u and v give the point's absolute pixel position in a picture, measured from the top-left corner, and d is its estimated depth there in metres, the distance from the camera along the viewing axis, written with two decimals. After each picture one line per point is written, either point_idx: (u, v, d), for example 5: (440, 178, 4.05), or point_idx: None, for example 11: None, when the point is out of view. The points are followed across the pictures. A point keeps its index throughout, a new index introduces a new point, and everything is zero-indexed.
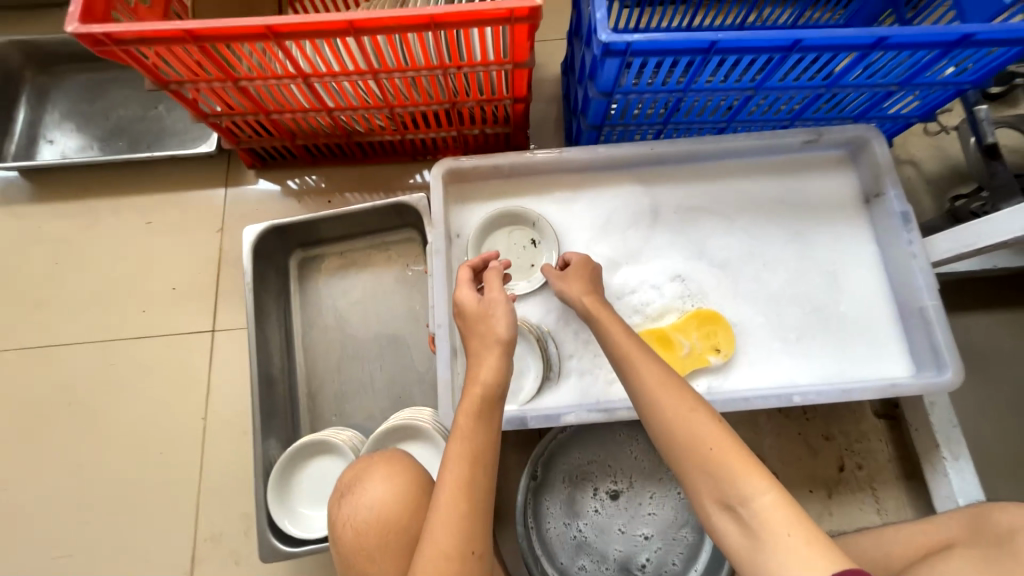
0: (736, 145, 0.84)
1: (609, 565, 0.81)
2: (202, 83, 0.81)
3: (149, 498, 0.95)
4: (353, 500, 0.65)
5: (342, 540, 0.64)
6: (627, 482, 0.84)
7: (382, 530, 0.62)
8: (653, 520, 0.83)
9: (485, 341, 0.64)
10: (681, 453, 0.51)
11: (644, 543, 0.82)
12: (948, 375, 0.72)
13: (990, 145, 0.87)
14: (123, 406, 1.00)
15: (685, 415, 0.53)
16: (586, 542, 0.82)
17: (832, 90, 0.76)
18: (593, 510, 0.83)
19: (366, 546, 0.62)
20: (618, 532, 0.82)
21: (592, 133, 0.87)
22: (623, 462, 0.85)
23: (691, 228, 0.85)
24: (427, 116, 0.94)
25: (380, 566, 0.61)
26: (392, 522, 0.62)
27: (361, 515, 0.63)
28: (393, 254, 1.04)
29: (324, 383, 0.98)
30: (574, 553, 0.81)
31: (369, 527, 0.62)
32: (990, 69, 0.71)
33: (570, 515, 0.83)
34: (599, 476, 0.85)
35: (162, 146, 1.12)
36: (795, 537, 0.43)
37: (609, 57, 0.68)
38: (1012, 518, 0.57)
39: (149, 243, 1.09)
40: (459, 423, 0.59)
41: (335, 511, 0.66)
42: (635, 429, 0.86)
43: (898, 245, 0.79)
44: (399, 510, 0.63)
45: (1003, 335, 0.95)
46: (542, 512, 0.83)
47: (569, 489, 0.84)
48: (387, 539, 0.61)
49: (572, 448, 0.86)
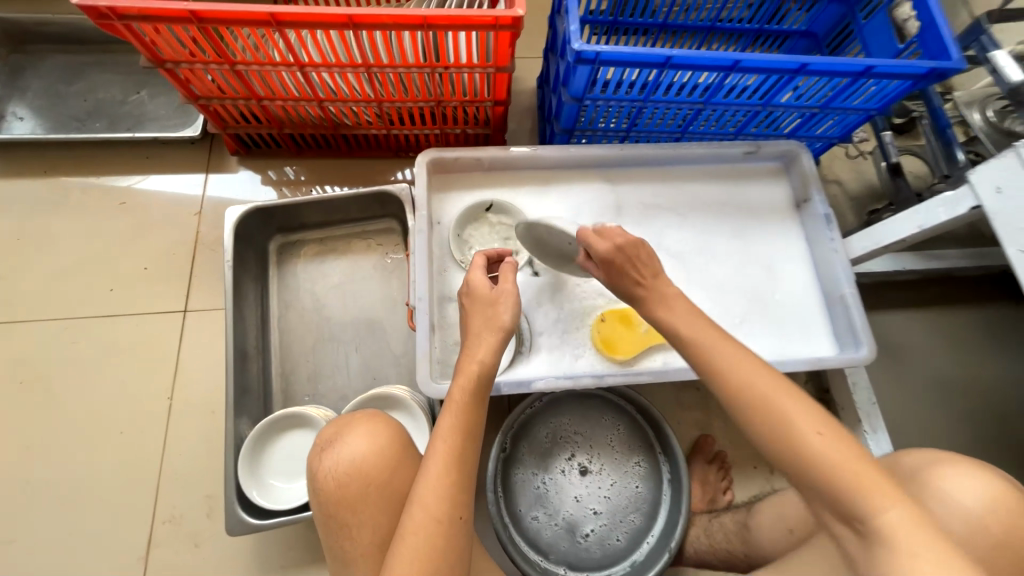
0: (688, 153, 0.96)
1: (557, 523, 0.87)
2: (199, 64, 0.85)
3: (105, 479, 0.92)
4: (334, 454, 0.67)
5: (323, 492, 0.66)
6: (591, 456, 0.91)
7: (365, 481, 0.65)
8: (608, 500, 0.88)
9: (489, 323, 0.69)
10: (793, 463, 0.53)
11: (592, 516, 0.87)
12: (864, 352, 0.84)
13: (894, 163, 1.03)
14: (82, 385, 0.97)
15: (798, 426, 0.53)
16: (543, 495, 0.88)
17: (767, 108, 0.89)
18: (560, 471, 0.90)
19: (348, 497, 0.64)
20: (573, 497, 0.88)
21: (565, 135, 0.97)
22: (591, 438, 0.92)
23: (651, 223, 0.95)
24: (413, 113, 1.01)
25: (361, 516, 0.64)
26: (375, 474, 0.65)
27: (342, 467, 0.65)
28: (373, 243, 1.08)
29: (298, 364, 1.00)
30: (531, 503, 0.87)
31: (351, 479, 0.65)
32: (890, 98, 0.86)
33: (539, 467, 0.90)
34: (566, 449, 0.91)
35: (142, 129, 1.12)
36: (919, 556, 0.45)
37: (580, 64, 0.78)
38: (918, 460, 0.66)
39: (123, 223, 1.08)
40: (455, 396, 0.64)
41: (315, 465, 0.68)
42: (623, 414, 0.93)
43: (823, 242, 0.92)
44: (382, 463, 0.66)
45: (912, 329, 1.10)
46: (516, 458, 0.90)
47: (536, 458, 0.90)
48: (370, 489, 0.64)
49: (544, 422, 0.92)
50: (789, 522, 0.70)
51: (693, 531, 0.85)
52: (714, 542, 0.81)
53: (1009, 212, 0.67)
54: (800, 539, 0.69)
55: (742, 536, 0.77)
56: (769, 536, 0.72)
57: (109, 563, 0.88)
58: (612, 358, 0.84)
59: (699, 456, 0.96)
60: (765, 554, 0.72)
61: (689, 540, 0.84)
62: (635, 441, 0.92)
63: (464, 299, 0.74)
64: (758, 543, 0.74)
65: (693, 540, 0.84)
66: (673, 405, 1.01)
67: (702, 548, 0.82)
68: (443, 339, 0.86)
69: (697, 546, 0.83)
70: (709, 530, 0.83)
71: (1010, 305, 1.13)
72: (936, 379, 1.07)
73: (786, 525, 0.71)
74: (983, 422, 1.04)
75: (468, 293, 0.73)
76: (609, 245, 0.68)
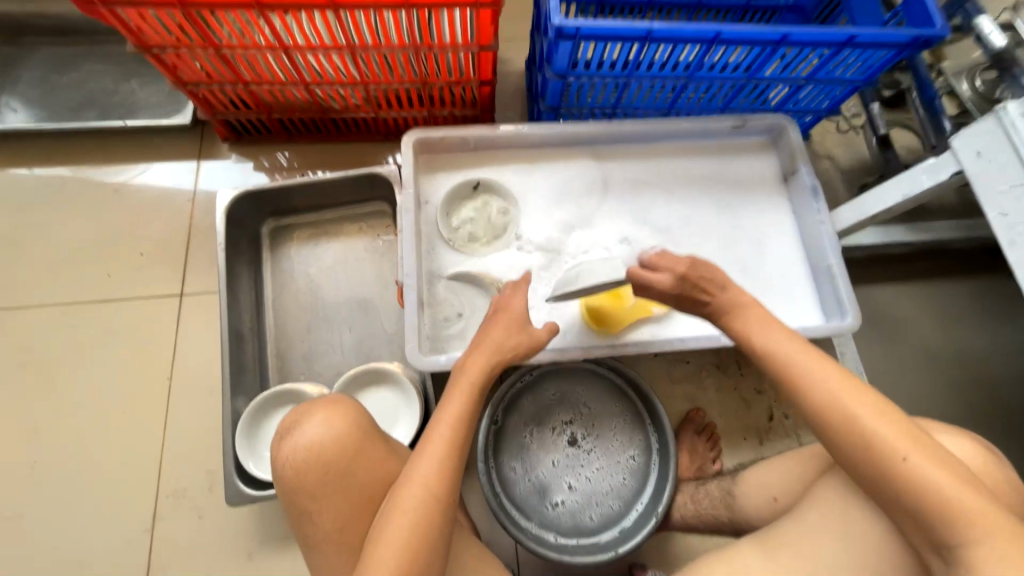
0: (675, 128, 0.96)
1: (532, 480, 0.90)
2: (186, 49, 0.86)
3: (109, 458, 0.95)
4: (293, 442, 0.68)
5: (283, 479, 0.68)
6: (581, 426, 0.93)
7: (321, 469, 0.66)
8: (587, 479, 0.90)
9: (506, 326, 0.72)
10: (881, 484, 0.54)
11: (566, 486, 0.90)
12: (849, 320, 0.85)
13: (884, 136, 1.04)
14: (84, 369, 1.00)
15: (888, 447, 0.54)
16: (527, 450, 0.91)
17: (752, 82, 0.89)
18: (550, 434, 0.92)
19: (305, 484, 0.67)
20: (553, 461, 0.91)
21: (551, 113, 0.97)
22: (580, 407, 0.94)
23: (637, 198, 0.96)
24: (402, 95, 1.01)
25: (320, 503, 0.66)
26: (331, 462, 0.66)
27: (299, 456, 0.67)
28: (365, 226, 1.09)
29: (293, 344, 1.02)
30: (516, 454, 0.91)
31: (309, 467, 0.67)
32: (876, 68, 0.85)
33: (534, 424, 0.93)
34: (556, 418, 0.93)
35: (134, 117, 1.13)
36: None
37: (562, 40, 0.78)
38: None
39: (119, 210, 1.10)
40: (461, 384, 0.68)
41: (275, 453, 0.70)
42: (629, 409, 0.94)
43: (809, 213, 0.93)
44: (337, 450, 0.67)
45: (904, 303, 1.10)
46: (515, 408, 0.93)
47: (526, 427, 0.92)
48: (326, 477, 0.66)
49: (533, 394, 0.94)
50: (774, 490, 0.72)
51: (681, 498, 0.86)
52: (700, 508, 0.83)
53: (989, 175, 0.67)
54: (783, 506, 0.71)
55: (726, 502, 0.78)
56: (752, 504, 0.74)
57: (116, 537, 0.91)
58: (601, 331, 0.85)
59: (688, 427, 0.97)
60: (750, 519, 0.74)
61: (677, 507, 0.86)
62: (625, 412, 0.94)
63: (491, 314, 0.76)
64: (742, 508, 0.76)
65: (680, 506, 0.85)
66: (663, 379, 1.03)
67: (688, 514, 0.84)
68: (432, 315, 0.87)
69: (683, 512, 0.85)
70: (695, 496, 0.84)
71: (1001, 277, 1.13)
72: (926, 350, 1.07)
73: (770, 494, 0.72)
74: (973, 392, 1.05)
75: (499, 309, 0.75)
76: (663, 278, 0.67)
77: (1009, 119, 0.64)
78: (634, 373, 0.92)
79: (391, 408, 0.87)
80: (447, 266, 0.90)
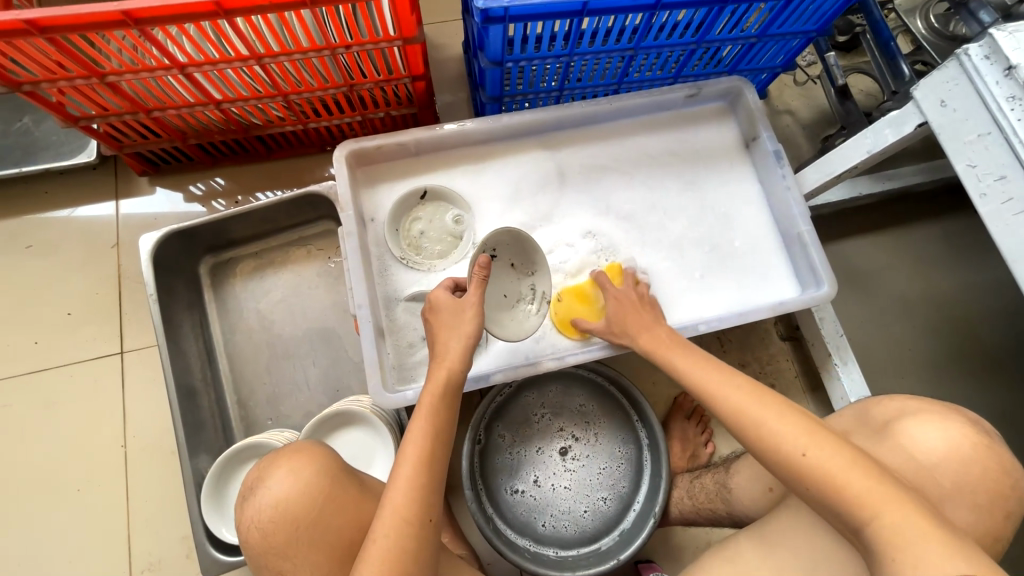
0: (626, 104, 0.90)
1: (512, 461, 0.89)
2: (63, 82, 0.74)
3: (70, 538, 0.88)
4: (257, 501, 0.63)
5: (250, 544, 0.62)
6: (579, 436, 0.90)
7: (291, 525, 0.61)
8: (557, 487, 0.88)
9: (456, 331, 0.65)
10: (791, 483, 0.54)
11: (535, 479, 0.88)
12: (825, 289, 0.82)
13: (842, 86, 0.98)
14: (26, 447, 0.91)
15: (786, 445, 0.54)
16: (523, 434, 0.90)
17: (703, 45, 0.82)
18: (551, 426, 0.91)
19: (275, 544, 0.61)
20: (538, 452, 0.90)
21: (494, 104, 0.89)
22: (581, 422, 0.91)
23: (596, 186, 0.90)
24: (328, 102, 0.91)
25: (294, 561, 0.60)
26: (300, 516, 0.61)
27: (265, 515, 0.61)
28: (313, 249, 1.01)
29: (254, 389, 0.95)
30: (514, 432, 0.90)
31: (276, 525, 0.61)
32: (829, 16, 0.79)
33: (546, 414, 0.91)
34: (554, 424, 0.91)
35: (33, 160, 0.98)
36: None
37: (490, 24, 0.70)
38: (883, 409, 0.63)
39: (35, 268, 0.99)
40: (424, 402, 0.62)
41: (241, 515, 0.64)
42: (629, 454, 0.89)
43: (775, 180, 0.88)
44: (305, 502, 0.61)
45: (875, 254, 1.09)
46: (536, 393, 0.92)
47: (526, 425, 0.91)
48: (297, 534, 0.60)
49: (547, 386, 0.92)
50: (768, 481, 0.70)
51: (677, 493, 0.85)
52: (697, 502, 0.81)
53: (954, 126, 0.63)
54: (779, 495, 0.68)
55: (723, 497, 0.76)
56: (748, 496, 0.72)
57: None
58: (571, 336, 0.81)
59: (677, 415, 0.95)
60: (746, 512, 0.72)
61: (674, 503, 0.85)
62: (626, 451, 0.89)
63: (428, 318, 0.69)
64: (738, 502, 0.74)
65: (677, 502, 0.84)
66: (646, 367, 1.00)
67: (686, 509, 0.83)
68: (395, 343, 0.82)
69: (681, 508, 0.83)
70: (692, 491, 0.83)
71: (964, 215, 1.12)
72: (901, 300, 1.06)
73: (765, 484, 0.70)
74: (949, 336, 1.05)
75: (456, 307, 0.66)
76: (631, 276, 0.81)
77: (971, 63, 0.60)
78: (648, 404, 0.87)
79: (366, 448, 0.84)
80: (403, 287, 0.83)
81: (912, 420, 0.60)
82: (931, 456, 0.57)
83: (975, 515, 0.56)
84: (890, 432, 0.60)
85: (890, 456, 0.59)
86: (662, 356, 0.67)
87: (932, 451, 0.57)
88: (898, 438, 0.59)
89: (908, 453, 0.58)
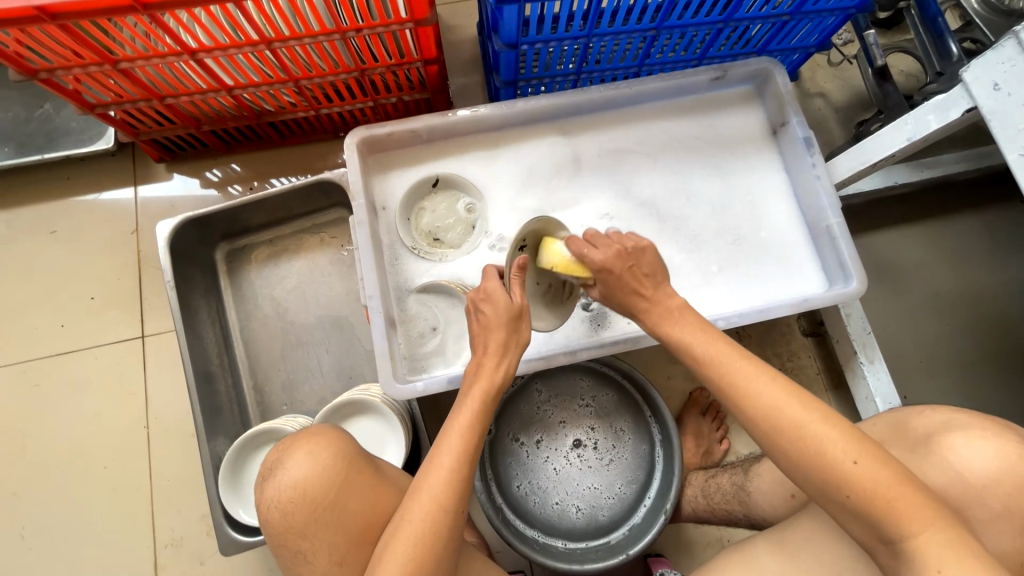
0: (647, 88, 0.86)
1: (534, 415, 0.90)
2: (78, 69, 0.74)
3: (99, 514, 0.92)
4: (277, 482, 0.64)
5: (270, 523, 0.63)
6: (597, 447, 0.89)
7: (309, 508, 0.61)
8: (549, 461, 0.88)
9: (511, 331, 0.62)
10: (808, 487, 0.51)
11: (541, 438, 0.89)
12: (853, 285, 0.78)
13: (880, 68, 0.91)
14: (56, 428, 0.95)
15: (835, 455, 0.48)
16: (562, 402, 0.91)
17: (731, 24, 0.77)
18: (586, 418, 0.90)
19: (294, 524, 0.62)
20: (559, 423, 0.90)
21: (508, 89, 0.86)
22: (612, 438, 0.89)
23: (614, 174, 0.87)
24: (340, 87, 0.89)
25: (313, 541, 0.61)
26: (318, 499, 0.61)
27: (285, 496, 0.62)
28: (326, 237, 1.01)
29: (269, 375, 0.96)
30: (554, 396, 0.91)
31: (295, 507, 0.62)
32: None
33: (591, 407, 0.90)
34: (587, 418, 0.90)
35: (55, 147, 1.00)
36: None
37: (504, 5, 0.66)
38: (926, 421, 0.60)
39: (60, 254, 1.01)
40: (466, 390, 0.61)
41: (260, 496, 0.65)
42: (627, 495, 0.86)
43: (804, 169, 0.84)
44: (324, 485, 0.62)
45: (909, 247, 1.03)
46: (596, 386, 0.91)
47: (567, 400, 0.91)
48: (315, 515, 0.61)
49: (608, 386, 0.91)
50: (791, 487, 0.67)
51: (691, 492, 0.84)
52: (713, 502, 0.79)
53: (1007, 112, 0.57)
54: (801, 503, 0.66)
55: (740, 498, 0.75)
56: (768, 502, 0.70)
57: None
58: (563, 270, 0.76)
59: (692, 410, 0.94)
60: (765, 515, 0.71)
61: (687, 500, 0.84)
62: (626, 489, 0.86)
63: (475, 303, 0.64)
64: (757, 506, 0.72)
65: (691, 499, 0.83)
66: (661, 361, 0.98)
67: (700, 507, 0.82)
68: (406, 334, 0.81)
69: (695, 505, 0.83)
70: (707, 491, 0.81)
71: (1009, 207, 1.05)
72: (934, 295, 1.01)
73: (787, 490, 0.67)
74: (983, 333, 1.00)
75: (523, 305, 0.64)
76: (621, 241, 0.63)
77: None
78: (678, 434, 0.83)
79: (378, 437, 0.84)
80: (414, 278, 0.83)
81: (961, 435, 0.56)
82: (981, 474, 0.54)
83: (1002, 528, 0.53)
84: (934, 445, 0.57)
85: (936, 473, 0.56)
86: (687, 328, 0.59)
87: (981, 470, 0.54)
88: (944, 453, 0.56)
89: (957, 471, 0.55)
